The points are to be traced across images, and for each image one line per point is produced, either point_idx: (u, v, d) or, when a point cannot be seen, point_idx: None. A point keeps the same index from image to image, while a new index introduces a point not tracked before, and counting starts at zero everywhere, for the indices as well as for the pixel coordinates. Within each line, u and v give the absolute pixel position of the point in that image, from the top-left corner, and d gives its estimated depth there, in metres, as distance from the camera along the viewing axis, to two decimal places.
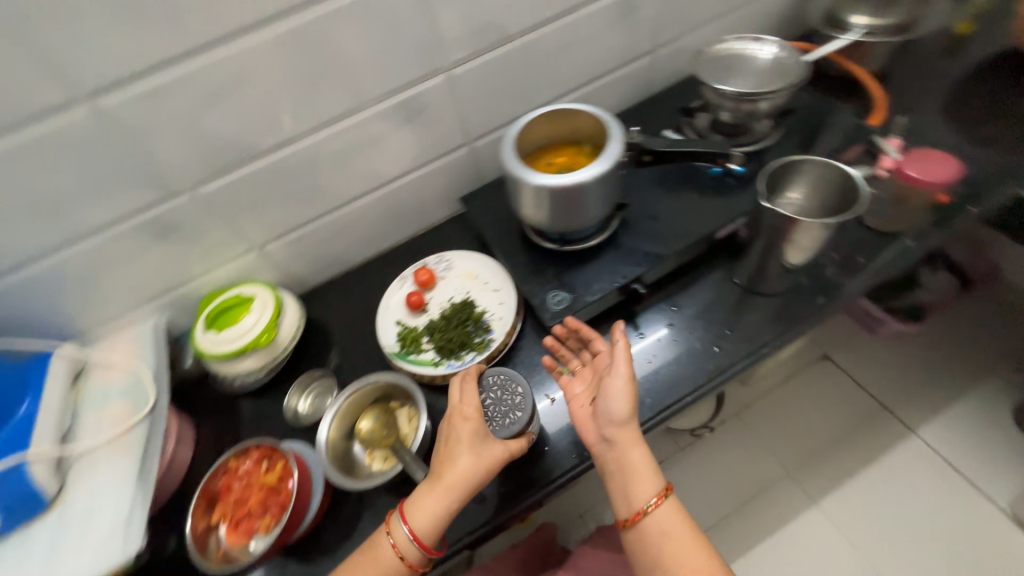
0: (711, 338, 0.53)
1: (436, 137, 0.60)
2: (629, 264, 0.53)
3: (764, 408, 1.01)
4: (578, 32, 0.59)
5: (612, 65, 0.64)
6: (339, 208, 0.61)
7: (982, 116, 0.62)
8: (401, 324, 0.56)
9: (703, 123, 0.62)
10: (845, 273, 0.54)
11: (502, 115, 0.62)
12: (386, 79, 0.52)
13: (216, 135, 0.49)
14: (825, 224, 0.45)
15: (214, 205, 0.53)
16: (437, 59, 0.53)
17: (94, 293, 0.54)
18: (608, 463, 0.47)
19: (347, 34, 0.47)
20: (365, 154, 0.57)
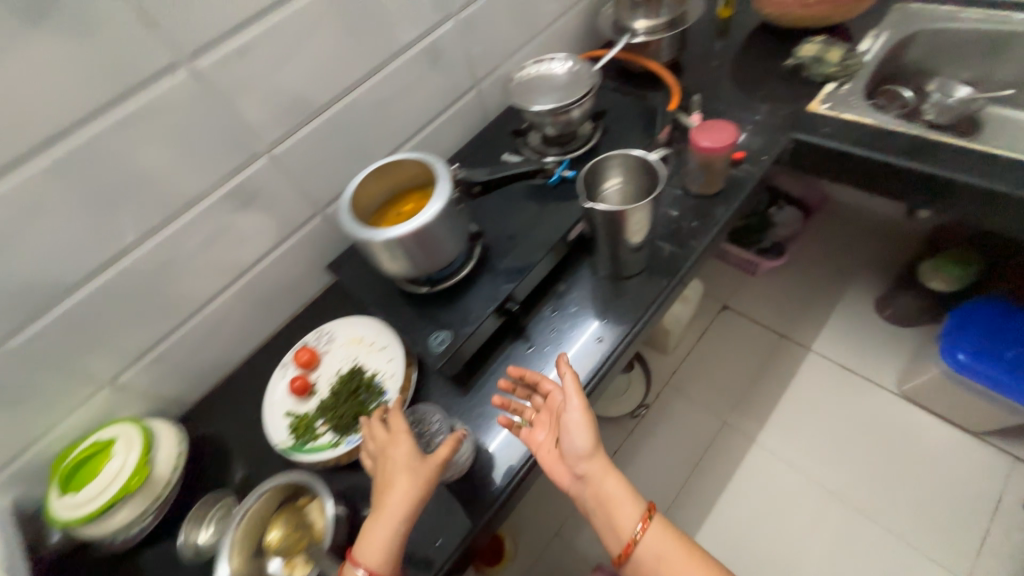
0: (591, 332, 0.57)
1: (281, 216, 0.58)
2: (499, 286, 0.55)
3: (689, 370, 1.08)
4: (394, 86, 0.61)
5: (439, 107, 0.67)
6: (195, 314, 0.57)
7: (758, 79, 0.73)
8: (291, 414, 0.53)
9: (535, 141, 0.67)
10: (688, 240, 0.60)
11: (344, 178, 0.62)
12: (203, 174, 0.50)
13: (10, 283, 0.43)
14: (643, 206, 0.50)
15: (34, 357, 0.47)
16: (253, 143, 0.52)
17: None
18: (589, 498, 0.49)
19: (138, 143, 0.45)
20: (206, 254, 0.54)
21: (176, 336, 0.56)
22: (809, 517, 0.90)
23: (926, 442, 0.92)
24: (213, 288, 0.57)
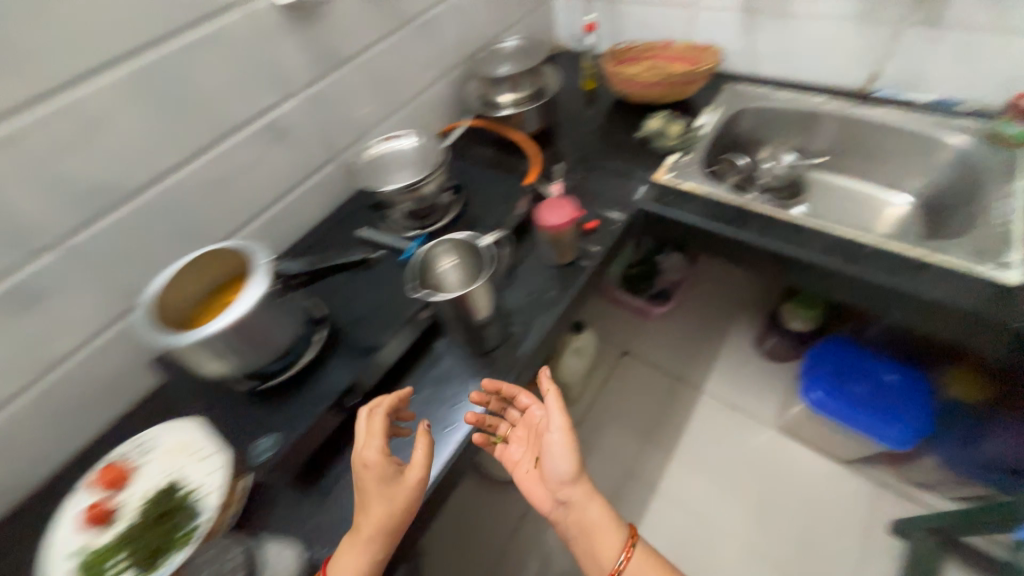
0: (420, 420, 0.72)
1: (95, 295, 0.74)
2: (342, 376, 0.71)
3: (599, 417, 1.40)
4: (233, 153, 0.87)
5: (288, 179, 0.97)
6: (50, 370, 0.72)
7: (573, 186, 1.07)
8: (83, 552, 0.55)
9: (399, 215, 0.95)
10: (502, 325, 0.81)
11: (180, 244, 0.84)
12: (21, 273, 0.66)
13: None
14: (487, 279, 0.71)
15: None
16: (27, 241, 0.65)
17: None
18: (578, 532, 0.85)
19: (19, 260, 0.65)
20: (36, 312, 0.68)
21: (20, 417, 0.70)
22: (717, 535, 1.17)
23: (767, 474, 1.25)
24: (83, 382, 0.76)
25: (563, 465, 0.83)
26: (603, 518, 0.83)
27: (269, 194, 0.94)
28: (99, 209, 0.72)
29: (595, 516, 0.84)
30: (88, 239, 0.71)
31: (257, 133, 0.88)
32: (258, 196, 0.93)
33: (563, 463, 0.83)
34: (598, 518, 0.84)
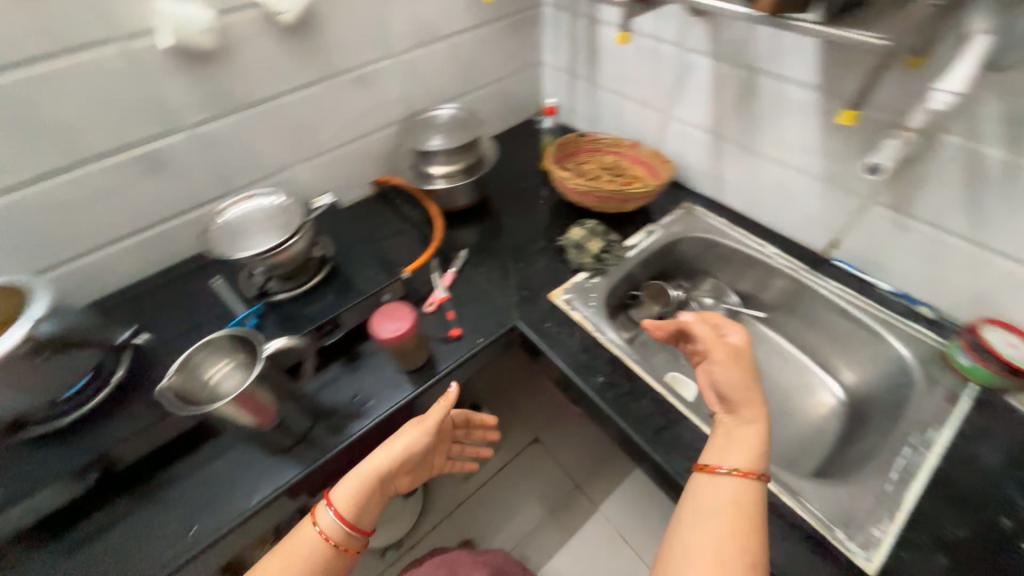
0: (386, 427, 0.76)
1: (191, 187, 0.84)
2: (391, 369, 0.80)
3: (509, 472, 1.41)
4: (354, 113, 0.98)
5: (380, 123, 1.03)
6: (78, 259, 0.79)
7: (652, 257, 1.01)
8: None
9: (481, 236, 1.04)
10: (445, 355, 0.81)
11: (277, 142, 0.91)
12: (113, 139, 0.74)
13: None
14: (573, 361, 0.80)
15: None
16: (178, 122, 0.78)
17: None
18: (704, 485, 0.57)
19: (91, 130, 0.71)
20: (150, 178, 0.80)
21: (134, 241, 0.83)
22: None
23: None
24: (111, 236, 0.80)
25: (737, 458, 0.57)
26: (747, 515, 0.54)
27: (333, 139, 0.98)
28: (227, 113, 0.82)
29: (733, 512, 0.54)
30: (219, 126, 0.82)
31: (338, 85, 0.92)
32: (339, 139, 0.99)
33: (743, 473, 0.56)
34: (739, 500, 0.55)
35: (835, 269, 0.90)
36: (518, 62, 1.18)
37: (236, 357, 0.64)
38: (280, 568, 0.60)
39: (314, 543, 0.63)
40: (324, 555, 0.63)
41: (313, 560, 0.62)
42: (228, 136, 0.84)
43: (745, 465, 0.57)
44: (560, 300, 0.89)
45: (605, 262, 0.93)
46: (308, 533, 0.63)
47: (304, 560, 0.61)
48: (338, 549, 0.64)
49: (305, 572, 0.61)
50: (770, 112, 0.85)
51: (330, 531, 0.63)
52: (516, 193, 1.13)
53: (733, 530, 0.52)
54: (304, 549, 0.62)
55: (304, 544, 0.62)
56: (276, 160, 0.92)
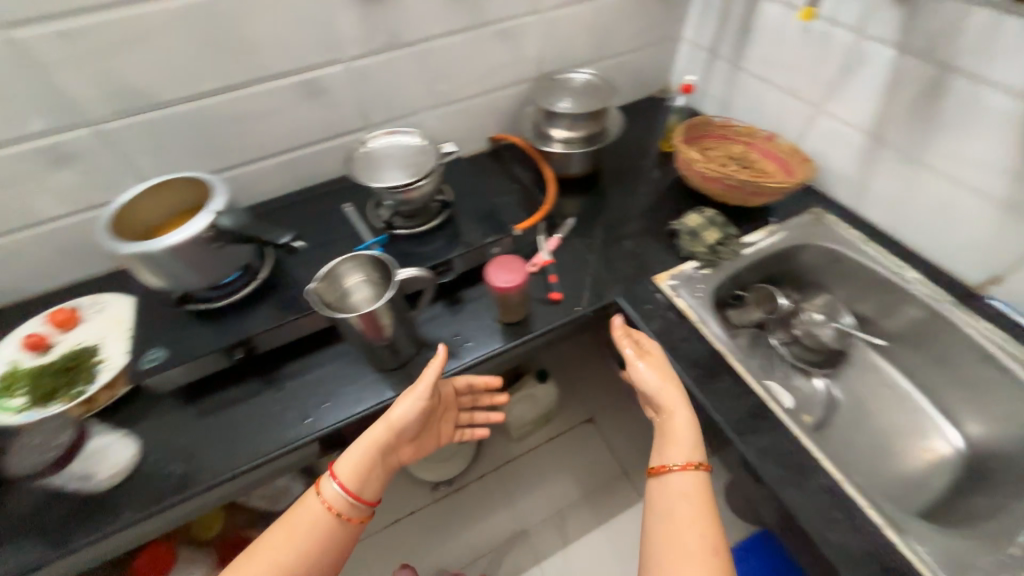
0: (478, 370, 0.79)
1: (338, 117, 0.91)
2: (490, 317, 0.84)
3: (559, 443, 1.43)
4: (489, 67, 0.99)
5: (511, 80, 1.04)
6: (239, 167, 0.89)
7: (768, 259, 0.95)
8: (108, 241, 0.65)
9: (589, 207, 1.02)
10: (543, 315, 0.83)
11: (417, 85, 0.94)
12: (286, 62, 0.81)
13: (130, 82, 0.73)
14: (670, 346, 0.78)
15: (117, 138, 0.77)
16: (341, 54, 0.84)
17: (15, 176, 0.74)
18: (661, 493, 0.65)
19: (271, 51, 0.79)
20: (307, 103, 0.87)
21: (284, 159, 0.92)
22: None
23: None
24: (265, 152, 0.89)
25: (677, 455, 0.66)
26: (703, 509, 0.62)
27: (466, 89, 1.00)
28: (381, 51, 0.87)
29: (694, 501, 0.63)
30: (373, 61, 0.87)
31: (481, 37, 0.94)
32: (471, 90, 1.01)
33: (686, 470, 0.64)
34: (693, 489, 0.64)
35: (988, 308, 0.80)
36: (657, 33, 1.13)
37: (371, 276, 0.69)
38: (286, 535, 0.64)
39: (319, 512, 0.66)
40: (328, 523, 0.66)
41: (318, 528, 0.65)
42: (377, 74, 0.89)
43: (689, 456, 0.65)
44: (664, 284, 0.86)
45: (720, 255, 0.88)
46: (313, 503, 0.67)
47: (310, 527, 0.65)
48: (342, 516, 0.67)
49: (309, 538, 0.65)
50: (954, 118, 0.75)
51: (332, 500, 0.66)
52: (629, 170, 1.10)
53: (693, 529, 0.60)
54: (308, 517, 0.66)
55: (309, 513, 0.66)
56: (411, 102, 0.96)
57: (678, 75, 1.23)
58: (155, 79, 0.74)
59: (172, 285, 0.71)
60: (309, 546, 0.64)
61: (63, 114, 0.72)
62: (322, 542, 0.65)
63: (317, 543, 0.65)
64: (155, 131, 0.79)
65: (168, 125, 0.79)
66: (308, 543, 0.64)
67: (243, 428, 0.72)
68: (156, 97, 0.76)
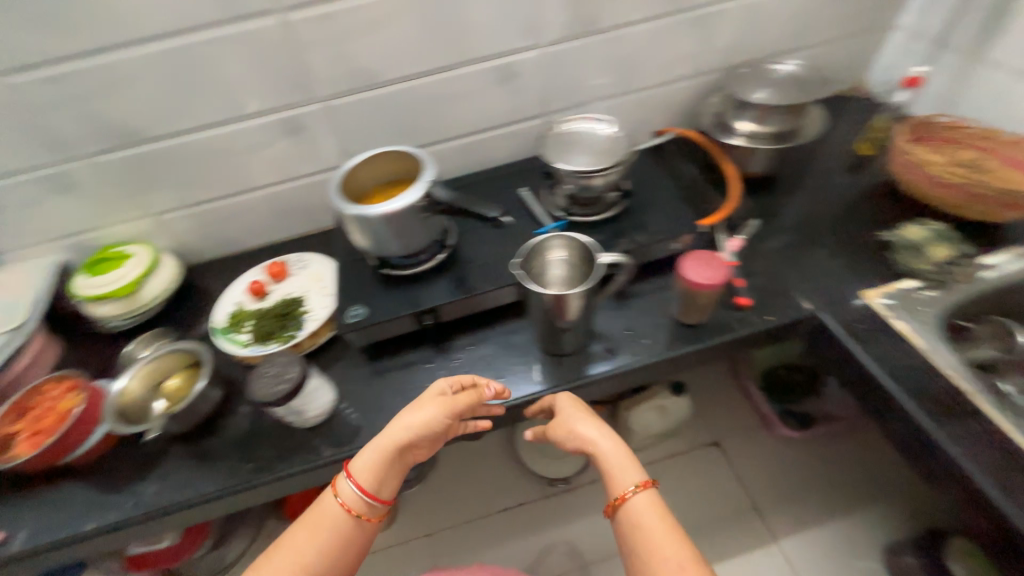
0: (649, 369, 0.75)
1: (522, 102, 0.92)
2: (661, 316, 0.79)
3: (678, 463, 1.30)
4: (676, 56, 0.94)
5: (695, 71, 0.98)
6: (425, 147, 0.94)
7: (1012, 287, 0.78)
8: (341, 204, 0.72)
9: (770, 210, 0.93)
10: (722, 321, 0.77)
11: (601, 74, 0.93)
12: (490, 46, 0.83)
13: (361, 61, 0.80)
14: (891, 374, 0.67)
15: (338, 113, 0.85)
16: (540, 39, 0.85)
17: (258, 142, 0.86)
18: (630, 526, 0.62)
19: (482, 34, 0.82)
20: (499, 87, 0.89)
21: (465, 141, 0.95)
22: None
23: None
24: (451, 134, 0.93)
25: (634, 481, 0.64)
26: (678, 539, 0.59)
27: (647, 79, 0.96)
28: (577, 37, 0.87)
29: (659, 520, 0.61)
30: (566, 48, 0.87)
31: (676, 24, 0.90)
32: (651, 81, 0.97)
33: (647, 493, 0.63)
34: (653, 507, 0.62)
35: None
36: (865, 23, 1.00)
37: (581, 254, 0.67)
38: (306, 540, 0.62)
39: (337, 513, 0.64)
40: (344, 526, 0.63)
41: (336, 530, 0.63)
42: (567, 61, 0.89)
43: (643, 480, 0.64)
44: (877, 302, 0.75)
45: (951, 274, 0.75)
46: (329, 505, 0.64)
47: (330, 528, 0.63)
48: (356, 521, 0.64)
49: (327, 544, 0.62)
50: None
51: (349, 502, 0.64)
52: (817, 173, 0.98)
53: (667, 560, 0.58)
54: (325, 518, 0.63)
55: (327, 514, 0.64)
56: (591, 90, 0.95)
57: (881, 71, 1.08)
58: (380, 59, 0.80)
59: (377, 249, 0.76)
60: (328, 547, 0.62)
61: (304, 88, 0.81)
62: (343, 541, 0.63)
63: (335, 547, 0.62)
64: (369, 108, 0.86)
65: (379, 102, 0.86)
66: (324, 548, 0.62)
67: (424, 393, 0.76)
68: (377, 78, 0.83)
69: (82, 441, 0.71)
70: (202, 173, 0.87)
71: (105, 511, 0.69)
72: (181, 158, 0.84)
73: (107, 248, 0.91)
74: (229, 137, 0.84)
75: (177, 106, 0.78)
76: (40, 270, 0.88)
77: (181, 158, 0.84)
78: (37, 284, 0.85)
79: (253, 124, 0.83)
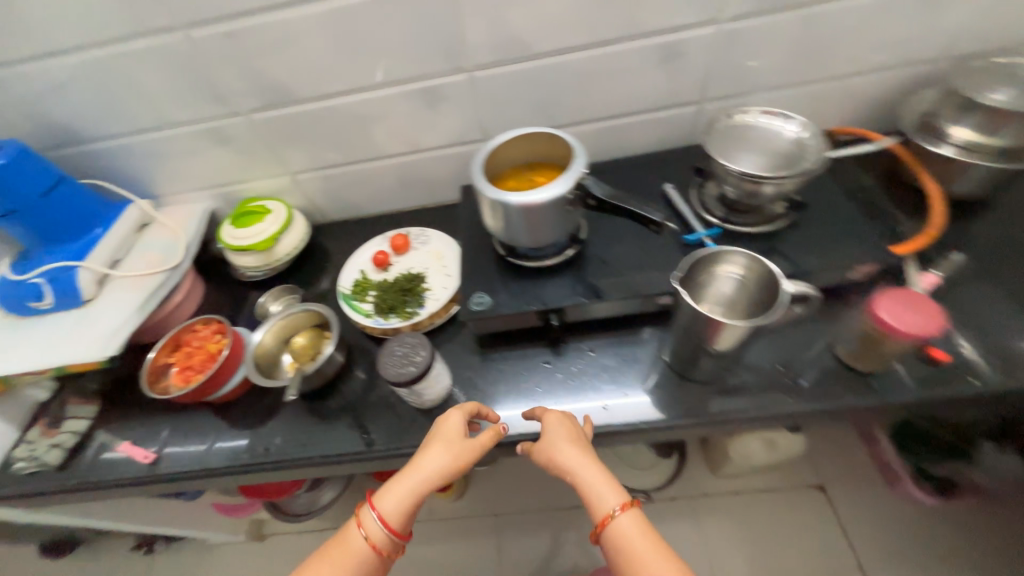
0: (798, 413, 0.65)
1: (679, 85, 0.82)
2: (818, 354, 0.68)
3: (771, 499, 1.20)
4: (883, 40, 0.77)
5: (902, 60, 0.80)
6: (561, 128, 0.88)
7: None
8: (483, 186, 0.68)
9: (975, 243, 0.75)
10: (901, 372, 0.64)
11: (781, 58, 0.79)
12: (660, 19, 0.73)
13: (516, 30, 0.73)
14: None
15: (481, 85, 0.81)
16: (720, 14, 0.73)
17: (397, 111, 0.84)
18: (620, 556, 0.58)
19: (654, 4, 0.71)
20: (657, 67, 0.79)
21: (605, 125, 0.87)
22: None
23: None
24: (592, 116, 0.85)
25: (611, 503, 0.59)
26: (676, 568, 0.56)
27: (836, 68, 0.81)
28: (766, 12, 0.73)
29: (643, 538, 0.57)
30: (748, 25, 0.74)
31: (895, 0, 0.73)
32: (841, 69, 0.81)
33: (633, 517, 0.58)
34: (638, 527, 0.58)
35: None
36: None
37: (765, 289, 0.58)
38: None
39: (364, 550, 0.60)
40: (372, 563, 0.60)
41: (363, 566, 0.60)
42: (745, 40, 0.76)
43: (620, 499, 0.60)
44: None
45: None
46: (359, 542, 0.60)
47: (353, 565, 0.60)
48: (384, 554, 0.61)
49: None
50: None
51: (377, 539, 0.60)
52: None
53: None
54: (354, 556, 0.60)
55: (354, 551, 0.60)
56: (763, 77, 0.81)
57: None
58: (536, 28, 0.73)
59: (510, 239, 0.71)
60: None
61: (452, 57, 0.76)
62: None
63: None
64: (513, 82, 0.80)
65: (524, 77, 0.80)
66: None
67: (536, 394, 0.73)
68: (528, 50, 0.76)
69: (226, 382, 0.76)
70: (341, 137, 0.88)
71: (236, 453, 0.74)
72: (324, 120, 0.85)
73: (249, 200, 0.95)
74: (371, 103, 0.83)
75: (330, 68, 0.77)
76: (194, 215, 0.95)
77: (324, 121, 0.85)
78: (192, 227, 0.92)
79: (395, 91, 0.81)
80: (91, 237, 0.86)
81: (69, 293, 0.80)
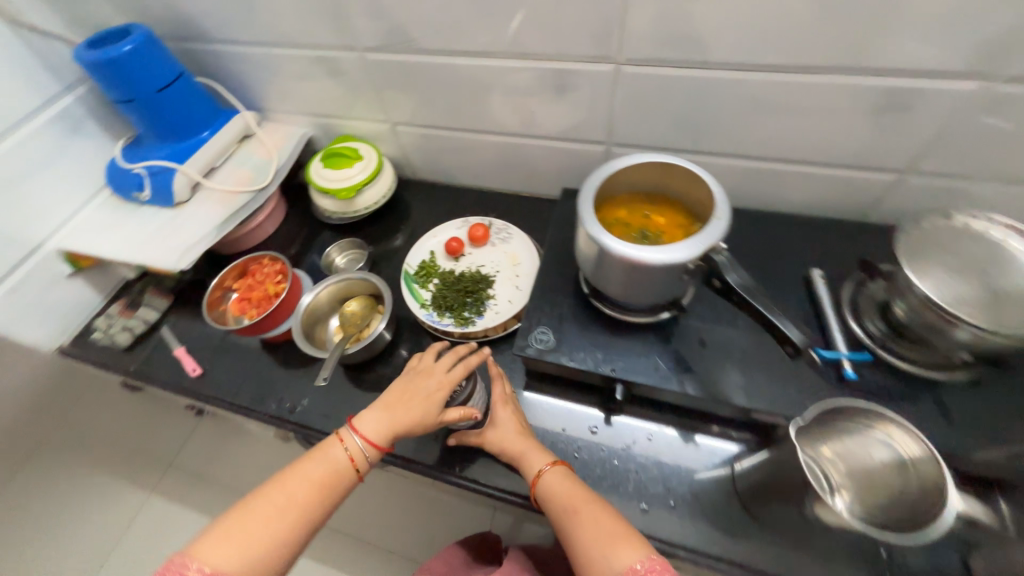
0: None
1: (885, 145, 0.61)
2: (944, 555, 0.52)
3: None
4: None
5: None
6: (704, 155, 0.71)
7: None
8: (590, 218, 0.56)
9: None
10: None
11: None
12: (902, 56, 0.52)
13: (696, 27, 0.56)
14: None
15: (625, 82, 0.66)
16: (998, 68, 0.51)
17: (520, 87, 0.72)
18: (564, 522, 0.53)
19: (903, 34, 0.51)
20: (866, 116, 0.59)
21: (762, 167, 0.69)
22: None
23: None
24: (750, 152, 0.68)
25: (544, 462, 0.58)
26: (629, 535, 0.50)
27: None
28: None
29: (582, 491, 0.55)
30: None
31: None
32: None
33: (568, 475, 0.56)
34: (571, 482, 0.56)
35: None
36: None
37: (916, 500, 0.48)
38: (302, 489, 0.54)
39: (341, 463, 0.57)
40: (344, 480, 0.56)
41: (339, 478, 0.56)
42: (1019, 112, 0.53)
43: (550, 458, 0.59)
44: None
45: None
46: (335, 454, 0.57)
47: (330, 478, 0.56)
48: (357, 471, 0.57)
49: (326, 491, 0.55)
50: None
51: (356, 454, 0.57)
52: None
53: (631, 564, 0.48)
54: (324, 468, 0.56)
55: (330, 463, 0.56)
56: (1016, 166, 0.58)
57: None
58: (723, 31, 0.56)
59: (599, 283, 0.60)
60: (324, 494, 0.55)
61: (604, 41, 0.62)
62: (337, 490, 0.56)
63: (330, 495, 0.55)
64: (666, 88, 0.64)
65: (683, 85, 0.63)
66: (326, 493, 0.55)
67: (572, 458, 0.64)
68: (703, 55, 0.59)
69: (275, 327, 0.76)
70: (452, 99, 0.78)
71: (268, 401, 0.74)
72: (439, 78, 0.75)
73: (342, 139, 0.91)
74: (494, 73, 0.71)
75: (461, 23, 0.66)
76: (291, 138, 0.92)
77: (439, 79, 0.75)
78: (285, 151, 0.89)
79: (525, 66, 0.68)
80: (196, 139, 0.85)
81: (166, 191, 0.82)
